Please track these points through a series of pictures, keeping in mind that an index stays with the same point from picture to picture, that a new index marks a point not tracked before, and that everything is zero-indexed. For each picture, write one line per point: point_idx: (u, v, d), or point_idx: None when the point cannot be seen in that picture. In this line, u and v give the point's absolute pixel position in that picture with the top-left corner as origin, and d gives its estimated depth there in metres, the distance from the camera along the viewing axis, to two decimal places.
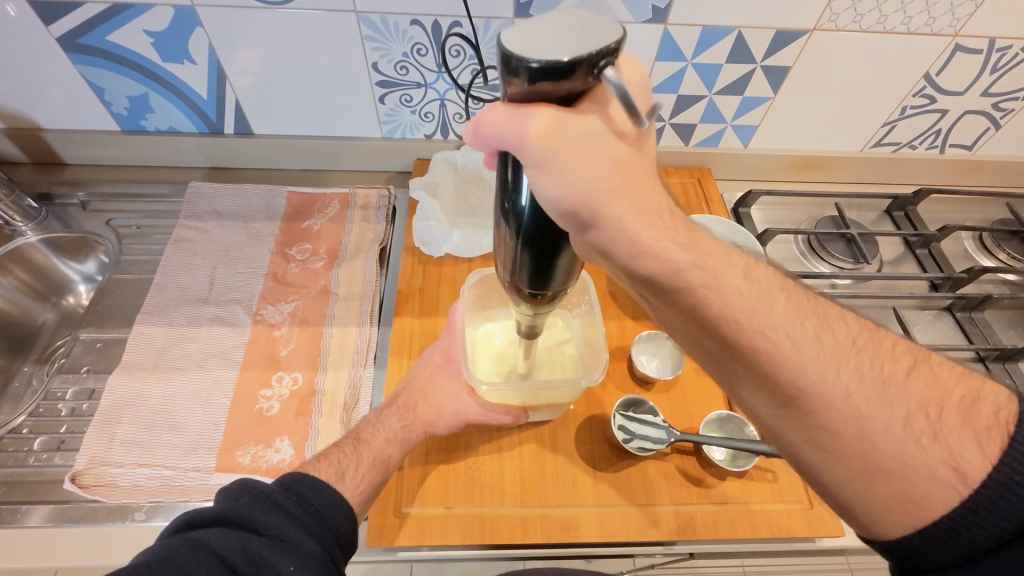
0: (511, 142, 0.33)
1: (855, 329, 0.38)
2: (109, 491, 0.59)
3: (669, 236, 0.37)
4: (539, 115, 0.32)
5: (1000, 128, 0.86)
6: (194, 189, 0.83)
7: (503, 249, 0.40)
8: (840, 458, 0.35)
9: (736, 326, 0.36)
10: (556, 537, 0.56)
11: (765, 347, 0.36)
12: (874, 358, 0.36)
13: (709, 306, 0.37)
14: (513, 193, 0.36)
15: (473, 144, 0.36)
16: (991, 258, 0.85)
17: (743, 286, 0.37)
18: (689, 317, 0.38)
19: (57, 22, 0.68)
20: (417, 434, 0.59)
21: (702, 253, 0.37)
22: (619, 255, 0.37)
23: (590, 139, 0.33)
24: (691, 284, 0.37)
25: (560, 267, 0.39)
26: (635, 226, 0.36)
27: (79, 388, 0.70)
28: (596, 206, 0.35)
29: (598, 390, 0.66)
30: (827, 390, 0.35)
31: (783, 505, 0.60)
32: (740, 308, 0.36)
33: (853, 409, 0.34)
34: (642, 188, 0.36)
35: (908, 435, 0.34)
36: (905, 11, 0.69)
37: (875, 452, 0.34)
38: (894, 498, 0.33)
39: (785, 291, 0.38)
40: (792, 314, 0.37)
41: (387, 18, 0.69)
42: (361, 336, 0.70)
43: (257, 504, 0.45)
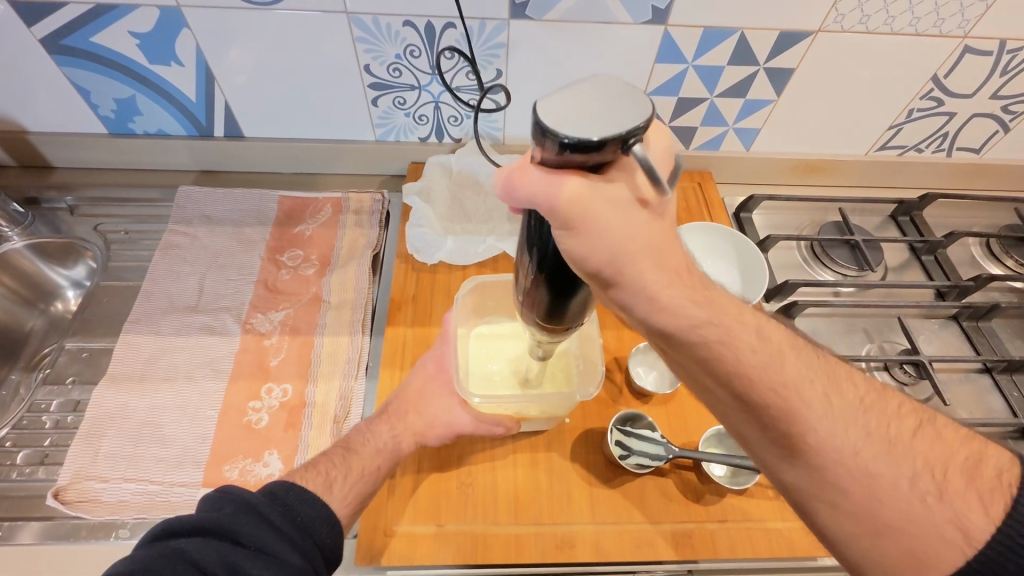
0: (542, 203, 0.34)
1: (864, 388, 0.38)
2: (93, 507, 0.57)
3: (687, 294, 0.37)
4: (570, 182, 0.34)
5: (1009, 131, 0.84)
6: (183, 193, 0.81)
7: (526, 285, 0.42)
8: (850, 515, 0.35)
9: (747, 380, 0.36)
10: (551, 556, 0.55)
11: (779, 404, 0.36)
12: (881, 417, 0.37)
13: (723, 360, 0.37)
14: (538, 233, 0.38)
15: (502, 198, 0.37)
16: (998, 265, 0.83)
17: (757, 343, 0.37)
18: (703, 371, 0.38)
19: (40, 22, 0.66)
20: (408, 444, 0.57)
21: (720, 310, 0.37)
22: (638, 311, 0.37)
23: (618, 204, 0.35)
24: (705, 340, 0.36)
25: (577, 302, 0.41)
26: (655, 284, 0.36)
27: (64, 399, 0.68)
28: (618, 267, 0.36)
29: (596, 403, 0.64)
30: (836, 448, 0.35)
31: (784, 522, 0.58)
32: (752, 365, 0.36)
33: (861, 467, 0.35)
34: (661, 246, 0.37)
35: (914, 494, 0.34)
36: (913, 12, 0.67)
37: (883, 511, 0.35)
38: (900, 557, 0.34)
39: (795, 349, 0.38)
40: (802, 371, 0.37)
41: (378, 18, 0.67)
42: (352, 345, 0.69)
43: (241, 515, 0.44)
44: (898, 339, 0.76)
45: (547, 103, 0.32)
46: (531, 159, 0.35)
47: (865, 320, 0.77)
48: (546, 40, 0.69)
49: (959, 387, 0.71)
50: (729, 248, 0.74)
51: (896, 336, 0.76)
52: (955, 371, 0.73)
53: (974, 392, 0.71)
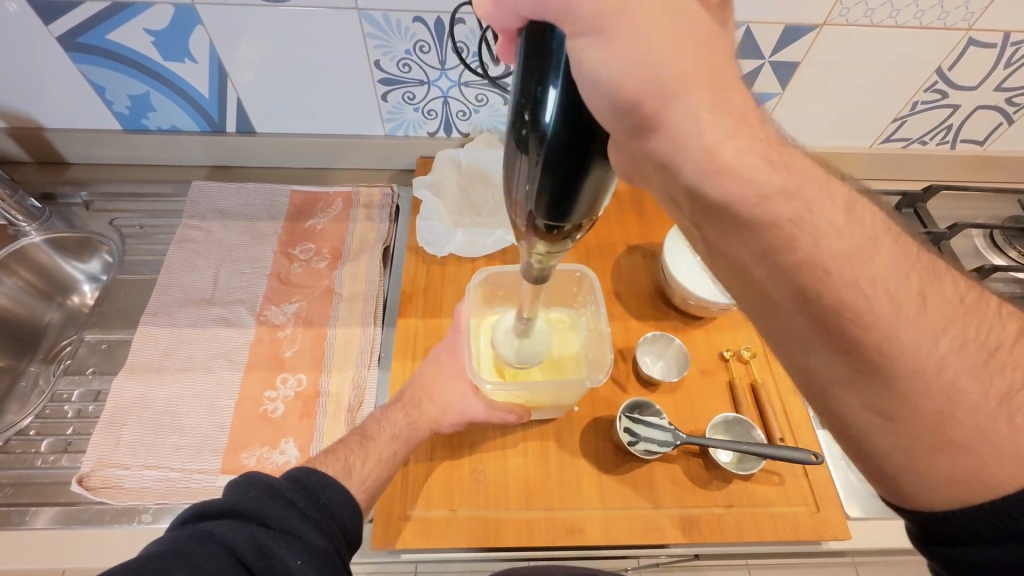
0: (563, 3, 0.29)
1: (963, 289, 0.33)
2: (116, 493, 0.59)
3: (763, 156, 0.31)
4: None
5: (1013, 122, 0.85)
6: (196, 188, 0.83)
7: (522, 164, 0.33)
8: (909, 427, 0.31)
9: (825, 271, 0.31)
10: (560, 540, 0.56)
11: (860, 302, 0.30)
12: (977, 323, 0.32)
13: (796, 249, 0.31)
14: (539, 84, 0.31)
15: (509, 20, 0.32)
16: (1002, 256, 0.84)
17: (845, 227, 0.31)
18: (764, 258, 0.32)
19: (58, 21, 0.68)
20: (424, 431, 0.58)
21: (798, 178, 0.31)
22: (689, 175, 0.31)
23: (663, 8, 0.30)
24: (780, 221, 0.31)
25: (588, 186, 0.32)
26: (714, 132, 0.30)
27: (85, 389, 0.70)
28: (665, 95, 0.30)
29: (604, 392, 0.66)
30: (918, 356, 0.31)
31: (789, 507, 0.59)
32: (837, 253, 0.31)
33: (945, 375, 0.31)
34: (724, 84, 0.31)
35: (998, 410, 0.31)
36: (917, 5, 0.68)
37: (957, 424, 0.31)
38: (962, 475, 0.31)
39: (893, 237, 0.33)
40: (895, 266, 0.32)
41: (389, 15, 0.68)
42: (365, 336, 0.70)
43: (266, 498, 0.45)
44: None
45: None
46: None
47: None
48: None
49: None
50: None
51: None
52: None
53: None
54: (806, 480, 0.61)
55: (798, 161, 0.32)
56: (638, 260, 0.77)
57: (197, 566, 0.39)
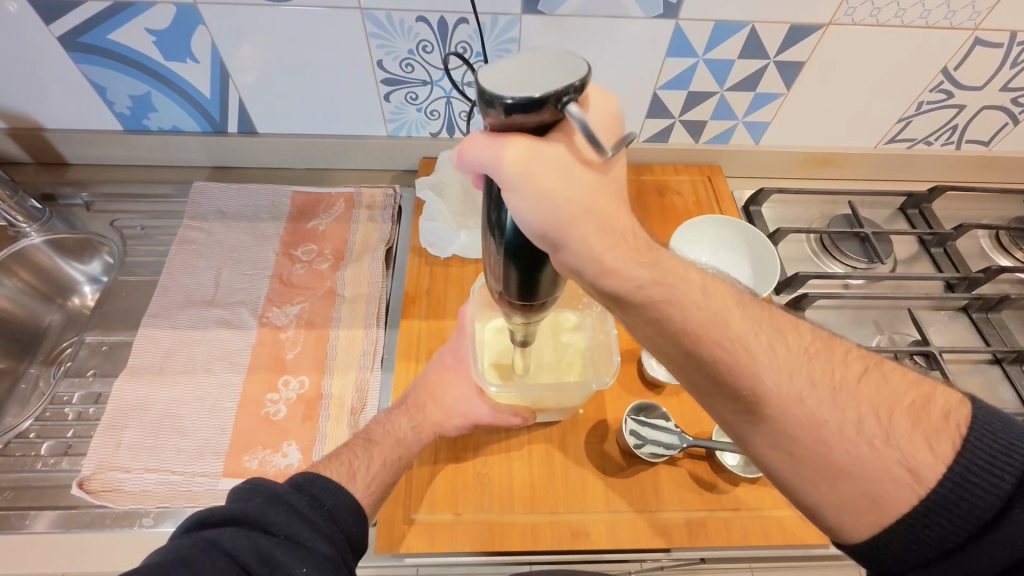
0: (487, 169, 0.34)
1: (809, 336, 0.39)
2: (116, 496, 0.59)
3: (632, 256, 0.37)
4: (514, 144, 0.33)
5: (1019, 122, 0.84)
6: (197, 188, 0.82)
7: (492, 262, 0.40)
8: (803, 463, 0.36)
9: (694, 336, 0.37)
10: (566, 544, 0.55)
11: (725, 356, 0.37)
12: (826, 364, 0.37)
13: (672, 316, 0.38)
14: (497, 212, 0.37)
15: (456, 168, 0.37)
16: (1008, 257, 0.84)
17: (701, 297, 0.38)
18: (654, 329, 0.39)
19: (59, 20, 0.67)
20: (427, 435, 0.58)
21: (663, 269, 0.38)
22: (586, 273, 0.37)
23: (561, 167, 0.34)
24: (651, 299, 0.37)
25: (547, 276, 0.39)
26: (601, 247, 0.36)
27: (85, 391, 0.69)
28: (561, 229, 0.35)
29: (610, 394, 0.65)
30: (783, 399, 0.36)
31: (797, 511, 0.59)
32: (698, 319, 0.37)
33: (808, 416, 0.36)
34: (610, 216, 0.36)
35: (861, 438, 0.35)
36: (923, 4, 0.67)
37: (834, 456, 0.35)
38: (858, 500, 0.35)
39: (741, 302, 0.39)
40: (747, 325, 0.38)
41: (392, 14, 0.68)
42: (368, 338, 0.70)
43: (270, 506, 0.45)
44: (909, 331, 0.76)
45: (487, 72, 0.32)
46: (478, 127, 0.35)
47: (875, 313, 0.78)
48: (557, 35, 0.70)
49: (969, 378, 0.72)
50: (740, 241, 0.75)
51: (906, 328, 0.77)
52: (965, 362, 0.73)
53: (983, 382, 0.72)
54: None
55: (667, 255, 0.39)
56: None
57: (200, 573, 0.39)
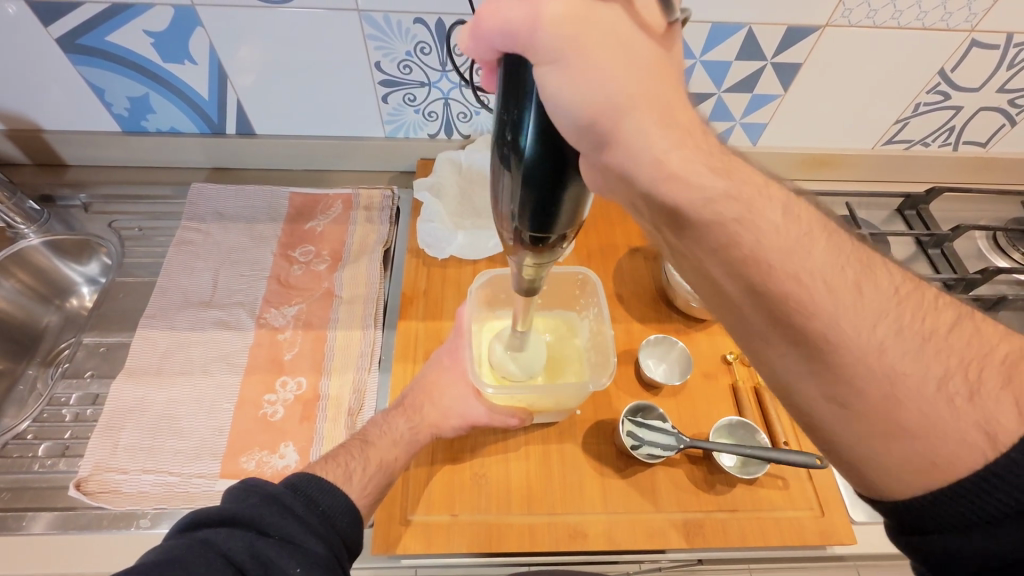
0: (520, 33, 0.28)
1: (899, 277, 0.34)
2: (113, 497, 0.59)
3: (704, 161, 0.32)
4: (558, 2, 0.28)
5: (1016, 124, 0.84)
6: (195, 190, 0.82)
7: (503, 182, 0.32)
8: (866, 418, 0.31)
9: (762, 264, 0.32)
10: (563, 545, 0.55)
11: (797, 290, 0.31)
12: (915, 308, 0.33)
13: (735, 243, 0.32)
14: (517, 105, 0.30)
15: (470, 49, 0.30)
16: (1005, 258, 0.84)
17: (781, 221, 0.32)
18: (709, 256, 0.33)
19: (57, 22, 0.67)
20: (424, 435, 0.58)
21: (738, 182, 0.32)
22: (639, 180, 0.31)
23: (611, 36, 0.29)
24: (718, 216, 0.32)
25: (570, 201, 0.32)
26: (658, 145, 0.31)
27: (83, 392, 0.69)
28: (614, 115, 0.30)
29: (606, 395, 0.65)
30: (861, 345, 0.31)
31: (793, 512, 0.59)
32: (770, 245, 0.32)
33: (886, 362, 0.31)
34: (670, 100, 0.31)
35: (941, 394, 0.30)
36: (920, 6, 0.68)
37: (903, 410, 0.31)
38: (917, 461, 0.31)
39: (826, 231, 0.34)
40: (829, 256, 0.32)
41: (390, 16, 0.68)
42: (365, 339, 0.70)
43: (265, 506, 0.45)
44: None
45: None
46: None
47: None
48: None
49: None
50: None
51: None
52: None
53: None
54: (810, 483, 0.61)
55: (739, 167, 0.34)
56: (640, 262, 0.77)
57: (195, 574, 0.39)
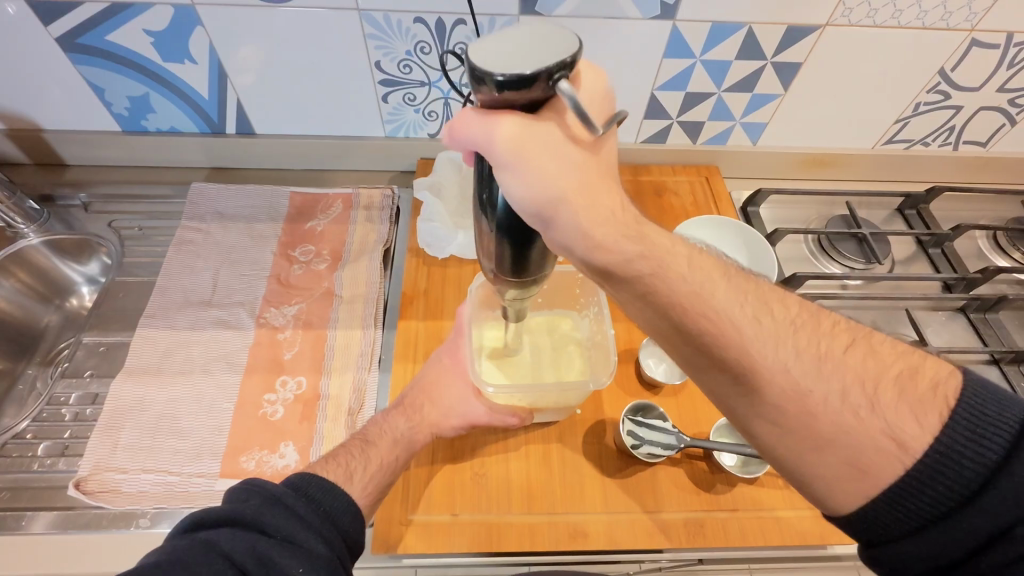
0: (481, 145, 0.35)
1: (796, 310, 0.40)
2: (113, 497, 0.58)
3: (623, 231, 0.38)
4: (508, 121, 0.34)
5: (1015, 124, 0.85)
6: (195, 189, 0.82)
7: (484, 242, 0.40)
8: (789, 434, 0.37)
9: (682, 309, 0.38)
10: (564, 545, 0.55)
11: (710, 329, 0.38)
12: (813, 337, 0.38)
13: (659, 291, 0.39)
14: (490, 188, 0.38)
15: (450, 145, 0.38)
16: (1005, 257, 0.84)
17: (689, 272, 0.39)
18: (644, 303, 0.40)
19: (57, 22, 0.67)
20: (424, 435, 0.58)
21: (650, 244, 0.39)
22: (577, 251, 0.38)
23: (551, 145, 0.35)
24: (639, 273, 0.38)
25: (537, 251, 0.39)
26: (588, 221, 0.37)
27: (82, 392, 0.69)
28: (553, 207, 0.36)
29: (606, 394, 0.65)
30: (769, 371, 0.37)
31: (794, 511, 0.59)
32: (685, 292, 0.38)
33: (795, 387, 0.36)
34: (600, 188, 0.37)
35: (846, 408, 0.36)
36: (920, 5, 0.68)
37: (820, 426, 0.36)
38: (845, 469, 0.35)
39: (728, 277, 0.40)
40: (733, 298, 0.39)
41: (390, 15, 0.68)
42: (365, 339, 0.70)
43: (266, 507, 0.45)
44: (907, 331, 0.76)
45: (479, 48, 0.33)
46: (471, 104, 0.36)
47: (873, 313, 0.77)
48: None
49: None
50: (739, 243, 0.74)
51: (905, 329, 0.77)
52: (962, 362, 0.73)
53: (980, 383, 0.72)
54: None
55: (653, 232, 0.40)
56: None
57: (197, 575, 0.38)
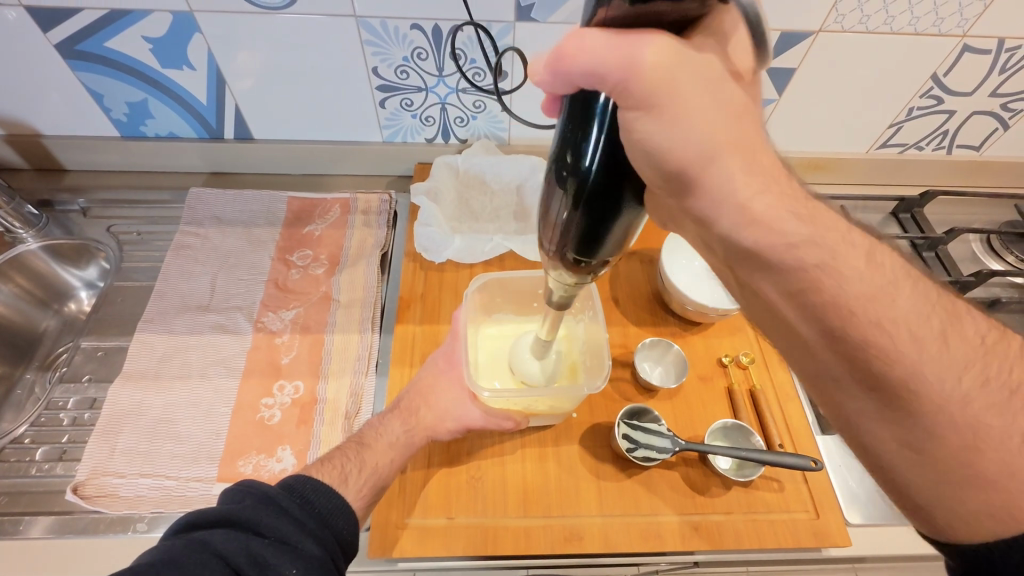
0: (613, 75, 0.30)
1: (982, 330, 0.37)
2: (111, 502, 0.59)
3: (790, 208, 0.35)
4: (650, 46, 0.30)
5: (1009, 128, 0.85)
6: (194, 194, 0.83)
7: (556, 199, 0.36)
8: (940, 460, 0.34)
9: (850, 312, 0.34)
10: (559, 548, 0.56)
11: (884, 340, 0.34)
12: (996, 365, 0.35)
13: (825, 291, 0.35)
14: (582, 134, 0.33)
15: (548, 80, 0.33)
16: (999, 261, 0.84)
17: (867, 273, 0.35)
18: (790, 299, 0.37)
19: (56, 29, 0.68)
20: (420, 439, 0.58)
21: (823, 230, 0.35)
22: (724, 225, 0.35)
23: (700, 79, 0.32)
24: (803, 263, 0.35)
25: (620, 225, 0.35)
26: (745, 190, 0.34)
27: (80, 397, 0.69)
28: (704, 161, 0.33)
29: (601, 399, 0.66)
30: (945, 392, 0.34)
31: (788, 514, 0.59)
32: (859, 296, 0.35)
33: (966, 415, 0.34)
34: (752, 141, 0.34)
35: (1017, 446, 0.33)
36: (913, 12, 0.68)
37: (979, 457, 0.33)
38: (985, 505, 0.33)
39: (912, 284, 0.37)
40: (918, 309, 0.35)
41: (386, 22, 0.68)
42: (362, 343, 0.70)
43: (261, 507, 0.45)
44: None
45: None
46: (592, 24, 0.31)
47: None
48: (552, 41, 0.71)
49: None
50: None
51: None
52: None
53: None
54: (804, 485, 0.61)
55: (825, 217, 0.37)
56: (637, 265, 0.78)
57: None
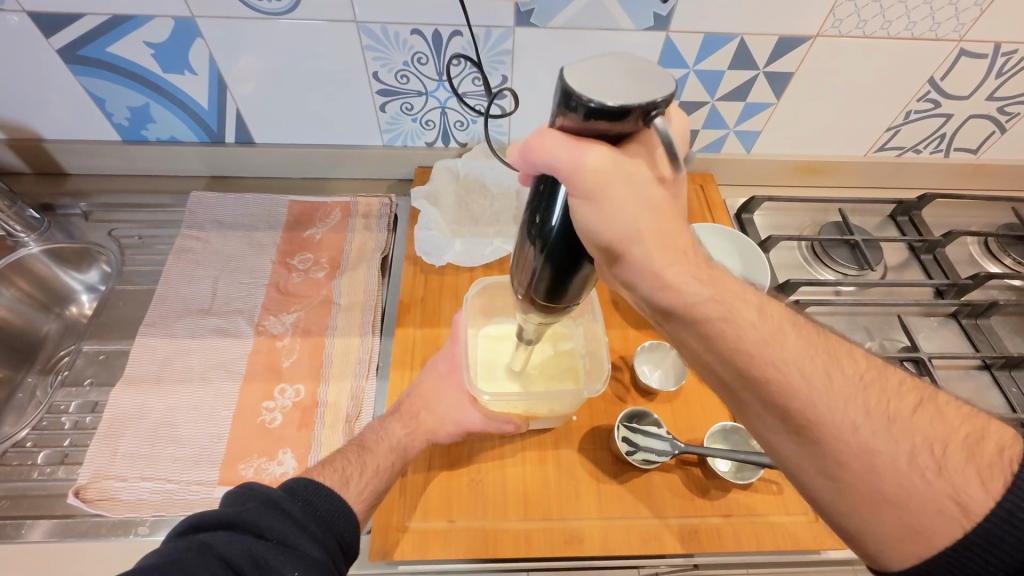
0: (563, 172, 0.34)
1: (863, 364, 0.37)
2: (113, 505, 0.59)
3: (691, 272, 0.37)
4: (595, 151, 0.34)
5: (1006, 131, 0.86)
6: (194, 198, 0.83)
7: (525, 257, 0.41)
8: (846, 489, 0.35)
9: (742, 355, 0.36)
10: (559, 551, 0.56)
11: (776, 380, 0.36)
12: (880, 394, 0.36)
13: (727, 338, 0.37)
14: (547, 208, 0.38)
15: (518, 162, 0.38)
16: (996, 263, 0.85)
17: (758, 319, 0.37)
18: (703, 345, 0.38)
19: (58, 34, 0.68)
20: (420, 442, 0.58)
21: (720, 288, 0.38)
22: (643, 289, 0.38)
23: (632, 178, 0.35)
24: (706, 317, 0.37)
25: (578, 279, 0.40)
26: (661, 263, 0.37)
27: (82, 400, 0.70)
28: (627, 243, 0.37)
29: (601, 402, 0.66)
30: (834, 422, 0.35)
31: (789, 517, 0.59)
32: (749, 339, 0.36)
33: (861, 444, 0.34)
34: (672, 230, 0.38)
35: (913, 469, 0.33)
36: (910, 17, 0.69)
37: (882, 484, 0.33)
38: (900, 529, 0.33)
39: (797, 327, 0.38)
40: (802, 348, 0.37)
41: (387, 27, 0.69)
42: (363, 346, 0.70)
43: (263, 510, 0.45)
44: (899, 337, 0.77)
45: (575, 67, 0.31)
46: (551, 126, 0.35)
47: (866, 320, 0.78)
48: (551, 46, 0.71)
49: (959, 382, 0.72)
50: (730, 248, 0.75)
51: (896, 334, 0.77)
52: (954, 368, 0.74)
53: (974, 388, 0.72)
54: None
55: (725, 278, 0.39)
56: None
57: None
